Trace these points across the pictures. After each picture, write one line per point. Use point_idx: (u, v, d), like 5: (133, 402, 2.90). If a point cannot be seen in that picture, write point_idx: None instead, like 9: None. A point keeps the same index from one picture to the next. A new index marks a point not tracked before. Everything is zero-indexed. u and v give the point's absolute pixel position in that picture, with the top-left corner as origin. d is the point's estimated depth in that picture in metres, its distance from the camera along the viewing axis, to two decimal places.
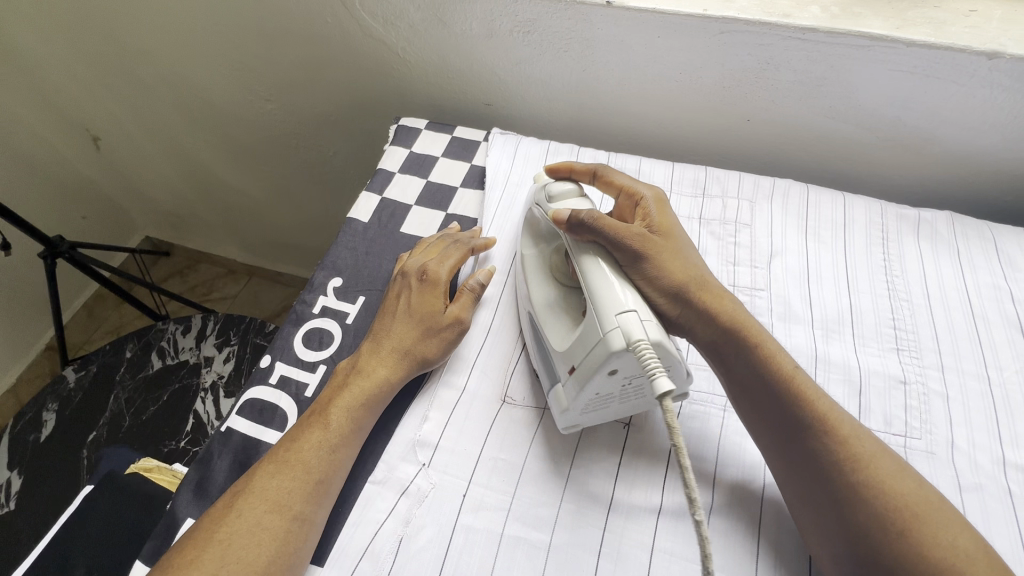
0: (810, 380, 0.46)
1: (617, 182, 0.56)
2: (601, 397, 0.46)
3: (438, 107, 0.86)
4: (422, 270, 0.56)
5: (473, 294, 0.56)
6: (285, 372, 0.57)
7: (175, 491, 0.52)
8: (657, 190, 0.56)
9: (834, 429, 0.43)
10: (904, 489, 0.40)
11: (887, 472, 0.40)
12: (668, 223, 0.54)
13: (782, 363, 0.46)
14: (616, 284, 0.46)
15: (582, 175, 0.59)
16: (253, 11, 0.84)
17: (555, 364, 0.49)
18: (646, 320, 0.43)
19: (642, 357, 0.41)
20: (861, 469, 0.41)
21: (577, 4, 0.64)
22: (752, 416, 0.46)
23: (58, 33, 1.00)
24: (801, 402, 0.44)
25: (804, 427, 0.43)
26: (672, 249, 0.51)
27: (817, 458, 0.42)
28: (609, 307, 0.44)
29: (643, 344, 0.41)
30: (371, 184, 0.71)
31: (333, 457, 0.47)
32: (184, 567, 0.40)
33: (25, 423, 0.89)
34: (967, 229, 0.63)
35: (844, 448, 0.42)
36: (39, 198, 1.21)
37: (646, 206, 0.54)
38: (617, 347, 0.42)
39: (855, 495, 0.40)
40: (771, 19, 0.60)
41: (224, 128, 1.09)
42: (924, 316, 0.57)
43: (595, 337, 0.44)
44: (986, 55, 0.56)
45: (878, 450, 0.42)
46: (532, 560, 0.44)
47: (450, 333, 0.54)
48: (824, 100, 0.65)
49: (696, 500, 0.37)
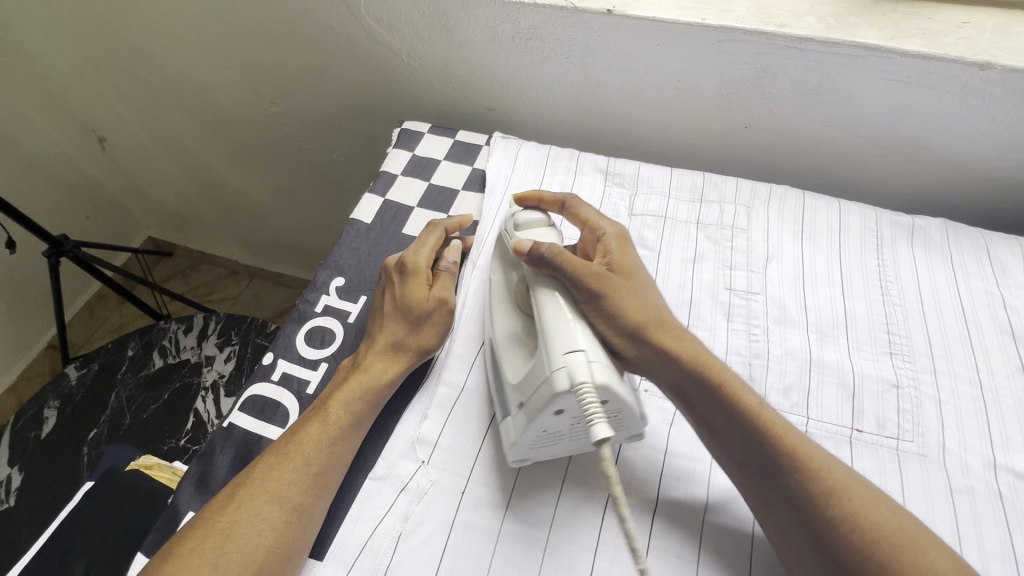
0: (776, 414, 0.46)
1: (583, 215, 0.56)
2: (551, 433, 0.46)
3: (441, 112, 0.88)
4: (401, 262, 0.57)
5: (450, 274, 0.58)
6: (287, 369, 0.58)
7: (177, 485, 0.52)
8: (620, 227, 0.56)
9: (806, 463, 0.43)
10: (880, 517, 0.40)
11: (861, 497, 0.41)
12: (629, 260, 0.53)
13: (748, 400, 0.46)
14: (569, 321, 0.46)
15: (553, 205, 0.59)
16: (259, 17, 0.85)
17: (508, 396, 0.49)
18: (594, 360, 0.43)
19: (583, 401, 0.40)
20: (838, 503, 0.41)
21: (579, 11, 0.65)
22: (720, 452, 0.46)
23: (65, 35, 1.01)
24: (772, 438, 0.44)
25: (777, 466, 0.43)
26: (632, 287, 0.51)
27: (793, 494, 0.42)
28: (559, 345, 0.44)
29: (586, 387, 0.41)
30: (374, 186, 0.72)
31: (332, 449, 0.48)
32: (185, 554, 0.41)
33: (26, 420, 0.91)
34: (961, 236, 0.64)
35: (818, 480, 0.42)
36: (42, 197, 1.22)
37: (607, 242, 0.54)
38: (561, 388, 0.42)
39: (834, 528, 0.40)
40: (769, 28, 0.61)
41: (227, 130, 1.10)
42: (916, 321, 0.58)
43: (542, 375, 0.44)
44: (978, 66, 0.57)
45: (848, 479, 0.42)
46: (528, 556, 0.45)
47: (438, 317, 0.55)
48: (821, 107, 0.66)
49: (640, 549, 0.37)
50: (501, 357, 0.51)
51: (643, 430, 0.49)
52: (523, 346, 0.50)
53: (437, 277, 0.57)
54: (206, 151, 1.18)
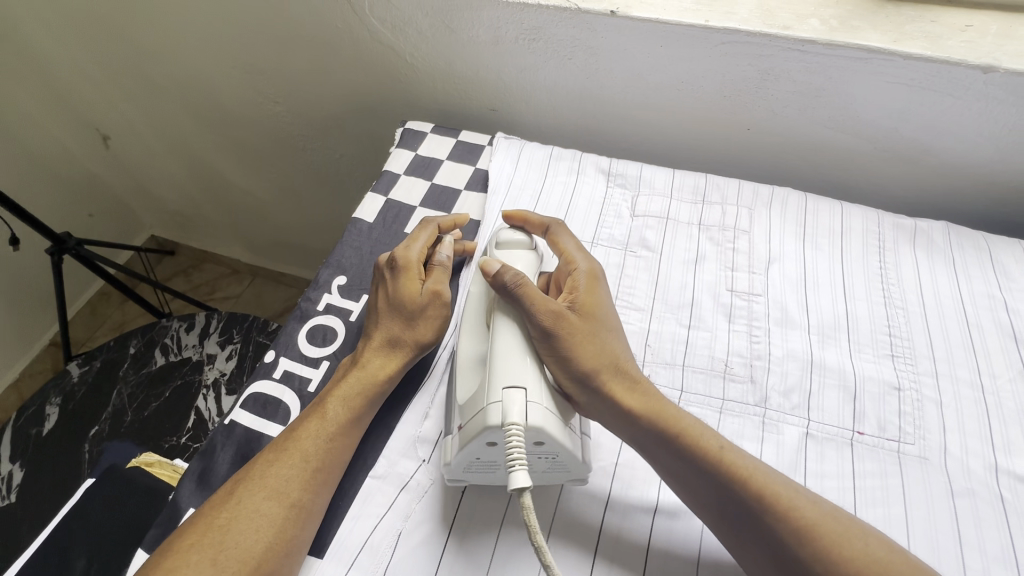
0: (743, 456, 0.45)
1: (560, 244, 0.56)
2: (484, 462, 0.45)
3: (444, 112, 0.88)
4: (392, 258, 0.56)
5: (444, 268, 0.57)
6: (289, 367, 0.58)
7: (178, 482, 0.52)
8: (594, 263, 0.55)
9: (776, 501, 0.42)
10: (852, 547, 0.40)
11: (836, 535, 0.40)
12: (595, 299, 0.52)
13: (710, 444, 0.45)
14: (517, 357, 0.46)
15: (536, 228, 0.59)
16: (263, 17, 0.86)
17: (453, 416, 0.48)
18: (532, 402, 0.43)
19: (509, 441, 0.41)
20: (813, 543, 0.40)
21: (582, 12, 0.65)
22: (686, 496, 0.45)
23: (71, 34, 1.02)
24: (739, 483, 0.43)
25: (744, 509, 0.42)
26: (593, 327, 0.49)
27: (768, 536, 0.41)
28: (500, 379, 0.44)
29: (516, 428, 0.41)
30: (376, 186, 0.73)
31: (331, 445, 0.48)
32: (184, 550, 0.41)
33: (28, 416, 0.91)
34: (964, 239, 0.64)
35: (794, 518, 0.41)
36: (46, 194, 1.23)
37: (577, 277, 0.53)
38: (492, 422, 0.42)
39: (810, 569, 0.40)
40: (772, 30, 0.61)
41: (230, 129, 1.11)
42: (918, 324, 0.58)
43: (479, 405, 0.44)
44: (981, 69, 0.57)
45: (821, 517, 0.41)
46: (529, 555, 0.45)
47: (433, 310, 0.54)
48: (824, 110, 0.67)
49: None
50: (457, 377, 0.49)
51: (587, 476, 0.48)
52: (480, 367, 0.48)
53: (430, 271, 0.57)
54: (209, 150, 1.18)
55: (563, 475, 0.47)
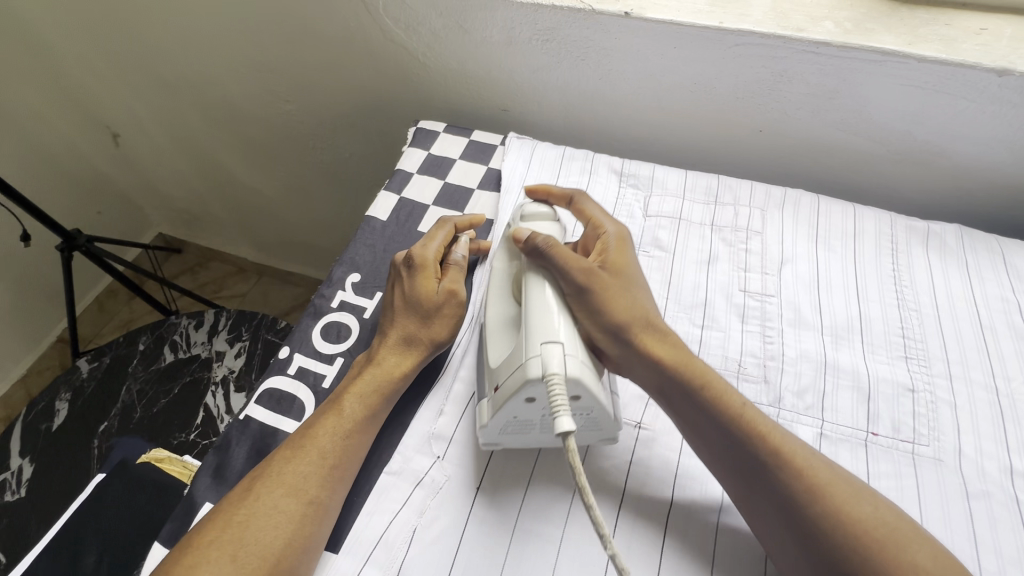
0: (760, 415, 0.46)
1: (587, 211, 0.56)
2: (521, 421, 0.46)
3: (455, 111, 0.88)
4: (409, 257, 0.57)
5: (460, 267, 0.57)
6: (303, 363, 0.58)
7: (194, 476, 0.53)
8: (622, 228, 0.56)
9: (791, 461, 0.43)
10: (862, 513, 0.41)
11: (844, 495, 0.42)
12: (623, 261, 0.53)
13: (731, 401, 0.46)
14: (552, 314, 0.46)
15: (560, 200, 0.59)
16: (276, 16, 0.86)
17: (487, 380, 0.49)
18: (570, 354, 0.44)
19: (552, 390, 0.41)
20: (823, 502, 0.41)
21: (597, 13, 0.65)
22: (702, 451, 0.46)
23: (84, 32, 1.03)
24: (756, 439, 0.44)
25: (759, 465, 0.43)
26: (622, 286, 0.51)
27: (779, 494, 0.42)
28: (538, 334, 0.45)
29: (557, 378, 0.42)
30: (389, 184, 0.73)
31: (347, 441, 0.48)
32: (203, 546, 0.41)
33: (38, 411, 0.91)
34: (976, 242, 0.64)
35: (806, 478, 0.42)
36: (56, 191, 1.24)
37: (606, 241, 0.54)
38: (533, 374, 0.43)
39: (820, 529, 0.40)
40: (786, 32, 0.61)
41: (241, 127, 1.11)
42: (932, 326, 0.58)
43: (517, 361, 0.45)
44: (996, 72, 0.58)
45: (832, 477, 0.43)
46: (544, 552, 0.45)
47: (449, 309, 0.55)
48: (837, 112, 0.67)
49: (607, 534, 0.37)
50: (488, 340, 0.51)
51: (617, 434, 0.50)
52: (513, 331, 0.49)
53: (446, 271, 0.57)
54: (219, 149, 1.19)
55: (594, 434, 0.49)
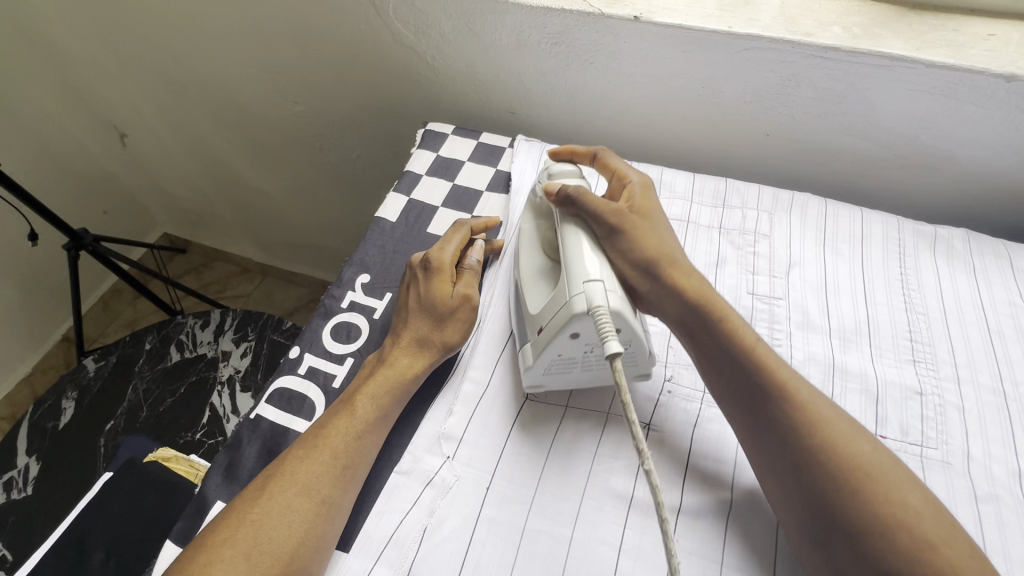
0: (771, 350, 0.48)
1: (611, 165, 0.60)
2: (565, 359, 0.50)
3: (463, 114, 0.89)
4: (426, 259, 0.58)
5: (474, 272, 0.58)
6: (313, 363, 0.59)
7: (205, 475, 0.53)
8: (645, 176, 0.59)
9: (794, 396, 0.45)
10: (859, 450, 0.42)
11: (842, 432, 0.43)
12: (648, 204, 0.57)
13: (745, 334, 0.48)
14: (588, 255, 0.50)
15: (584, 158, 0.62)
16: (285, 18, 0.87)
17: (529, 325, 0.53)
18: (610, 290, 0.47)
19: (599, 321, 0.45)
20: (819, 435, 0.43)
21: (606, 17, 0.66)
22: (715, 383, 0.49)
23: (93, 33, 1.04)
24: (765, 371, 0.46)
25: (766, 394, 0.45)
26: (648, 226, 0.55)
27: (778, 423, 0.44)
28: (578, 274, 0.48)
29: (602, 310, 0.45)
30: (399, 186, 0.73)
31: (358, 442, 0.48)
32: (218, 544, 0.42)
33: (44, 410, 0.92)
34: (983, 246, 0.64)
35: (804, 411, 0.44)
36: (63, 190, 1.25)
37: (632, 188, 0.57)
38: (579, 309, 0.46)
39: (816, 460, 0.42)
40: (795, 37, 0.62)
41: (248, 128, 1.12)
42: (940, 329, 0.58)
43: (561, 300, 0.48)
44: (1004, 78, 0.58)
45: (834, 416, 0.44)
46: (554, 553, 0.45)
47: (462, 313, 0.55)
48: (844, 117, 0.67)
49: (643, 449, 0.38)
50: (525, 291, 0.55)
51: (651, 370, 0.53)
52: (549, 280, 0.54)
53: (461, 275, 0.58)
54: (226, 149, 1.20)
55: (631, 370, 0.52)
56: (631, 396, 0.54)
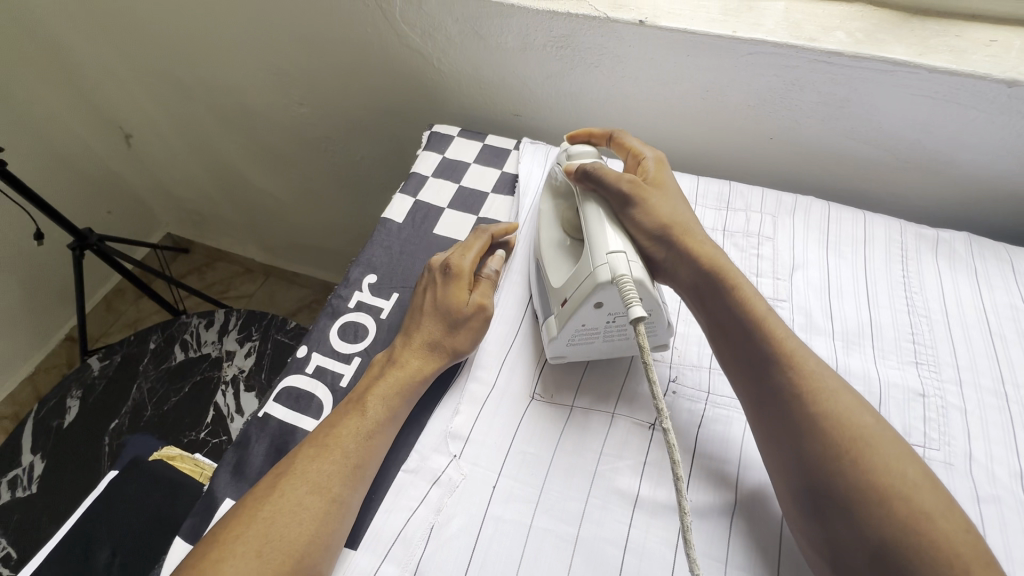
0: (780, 321, 0.49)
1: (627, 144, 0.61)
2: (587, 330, 0.51)
3: (468, 116, 0.89)
4: (446, 264, 0.58)
5: (490, 282, 0.59)
6: (321, 362, 0.59)
7: (213, 473, 0.53)
8: (659, 152, 0.61)
9: (799, 364, 0.46)
10: (862, 421, 0.43)
11: (847, 403, 0.44)
12: (663, 177, 0.58)
13: (756, 305, 0.49)
14: (610, 229, 0.51)
15: (600, 139, 0.64)
16: (292, 21, 0.88)
17: (551, 299, 0.54)
18: (632, 261, 0.48)
19: (623, 289, 0.46)
20: (822, 403, 0.44)
21: (611, 22, 0.67)
22: (725, 352, 0.50)
23: (100, 34, 1.04)
24: (772, 339, 0.47)
25: (772, 361, 0.46)
26: (663, 197, 0.56)
27: (781, 388, 0.45)
28: (601, 247, 0.49)
29: (626, 278, 0.46)
30: (405, 187, 0.74)
31: (369, 442, 0.49)
32: (229, 540, 0.42)
33: (49, 409, 0.92)
34: (985, 250, 0.65)
35: (808, 379, 0.45)
36: (68, 191, 1.25)
37: (646, 164, 0.59)
38: (603, 279, 0.47)
39: (814, 426, 0.43)
40: (798, 42, 0.62)
41: (254, 129, 1.13)
42: (942, 332, 0.59)
43: (585, 272, 0.49)
44: (1006, 83, 0.58)
45: (839, 387, 0.45)
46: (560, 552, 0.46)
47: (475, 322, 0.56)
48: (847, 121, 0.68)
49: (664, 411, 0.42)
50: (547, 269, 0.56)
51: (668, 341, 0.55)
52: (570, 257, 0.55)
53: (478, 284, 0.58)
54: (231, 151, 1.20)
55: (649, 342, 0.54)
56: (636, 397, 0.54)
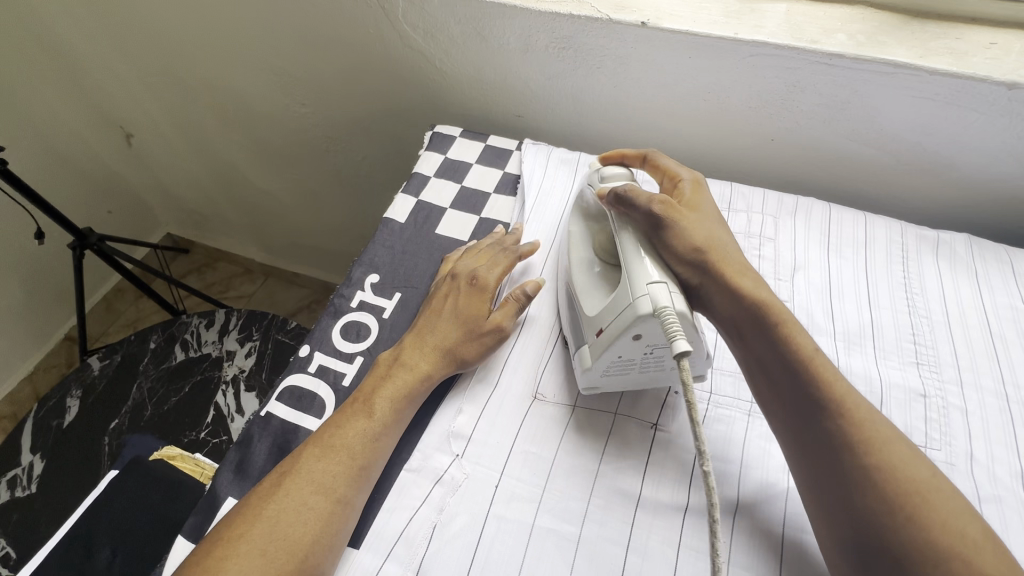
0: (829, 363, 0.45)
1: (662, 166, 0.61)
2: (624, 361, 0.50)
3: (470, 116, 0.89)
4: (473, 274, 0.59)
5: (517, 302, 0.57)
6: (323, 361, 0.59)
7: (216, 472, 0.53)
8: (697, 174, 0.60)
9: (851, 412, 0.42)
10: (918, 474, 0.40)
11: (903, 455, 0.40)
12: (699, 200, 0.57)
13: (803, 344, 0.46)
14: (647, 258, 0.50)
15: (634, 160, 0.63)
16: (295, 23, 0.88)
17: (585, 328, 0.53)
18: (674, 292, 0.48)
19: (666, 323, 0.45)
20: (876, 454, 0.40)
21: (614, 23, 0.67)
22: (769, 396, 0.47)
23: (103, 35, 1.05)
24: (821, 385, 0.44)
25: (820, 408, 0.43)
26: (697, 221, 0.54)
27: (830, 438, 0.42)
28: (642, 276, 0.48)
29: (669, 312, 0.45)
30: (407, 187, 0.74)
31: (375, 444, 0.49)
32: (233, 540, 0.42)
33: (49, 408, 0.92)
34: (984, 251, 0.65)
35: (860, 428, 0.42)
36: (69, 190, 1.25)
37: (683, 186, 0.58)
38: (645, 310, 0.46)
39: (867, 480, 0.40)
40: (800, 44, 0.63)
41: (255, 130, 1.13)
42: (942, 333, 0.59)
43: (625, 302, 0.48)
44: (1006, 85, 0.59)
45: (894, 436, 0.42)
46: (562, 550, 0.46)
47: (489, 338, 0.55)
48: (848, 122, 0.68)
49: (705, 453, 0.41)
50: (580, 297, 0.55)
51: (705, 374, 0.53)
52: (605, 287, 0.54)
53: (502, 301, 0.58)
54: (232, 151, 1.20)
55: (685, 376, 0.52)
56: (639, 397, 0.54)
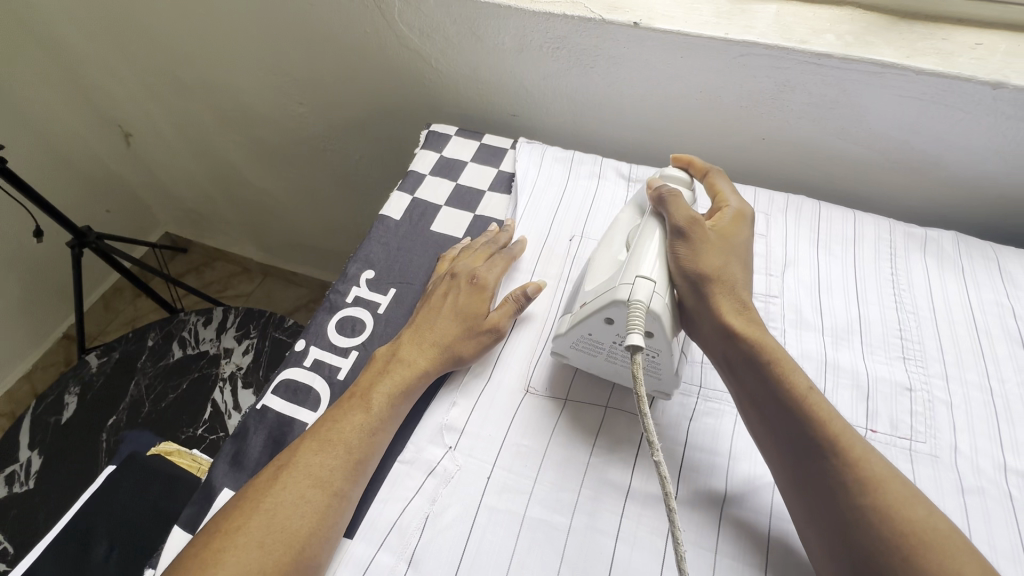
0: (824, 401, 0.45)
1: (717, 187, 0.60)
2: (593, 340, 0.52)
3: (466, 115, 0.90)
4: (472, 273, 0.60)
5: (516, 303, 0.58)
6: (319, 355, 0.60)
7: (211, 464, 0.54)
8: (745, 207, 0.58)
9: (846, 450, 0.42)
10: (913, 513, 0.39)
11: (898, 494, 0.40)
12: (733, 231, 0.55)
13: (795, 380, 0.45)
14: (648, 259, 0.51)
15: (697, 172, 0.62)
16: (293, 23, 0.89)
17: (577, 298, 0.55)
18: (657, 293, 0.48)
19: (631, 314, 0.46)
20: (873, 493, 0.40)
21: (606, 23, 0.68)
22: (760, 430, 0.46)
23: (103, 34, 1.06)
24: (815, 424, 0.43)
25: (812, 446, 0.43)
26: (720, 247, 0.53)
27: (825, 477, 0.42)
28: (635, 269, 0.50)
29: (639, 307, 0.46)
30: (403, 185, 0.75)
31: (371, 438, 0.49)
32: (230, 532, 0.43)
33: (47, 405, 0.93)
34: (971, 249, 0.66)
35: (854, 469, 0.41)
36: (69, 189, 1.26)
37: (725, 211, 0.57)
38: (620, 297, 0.48)
39: (863, 520, 0.40)
40: (789, 44, 0.64)
41: (254, 129, 1.13)
42: (929, 328, 0.60)
43: (610, 285, 0.50)
44: (990, 85, 0.60)
45: (888, 475, 0.41)
46: (551, 541, 0.46)
47: (485, 337, 0.56)
48: (836, 122, 0.69)
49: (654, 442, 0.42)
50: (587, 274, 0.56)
51: (672, 394, 0.53)
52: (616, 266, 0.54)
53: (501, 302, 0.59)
54: (231, 151, 1.21)
55: (654, 383, 0.52)
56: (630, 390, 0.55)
